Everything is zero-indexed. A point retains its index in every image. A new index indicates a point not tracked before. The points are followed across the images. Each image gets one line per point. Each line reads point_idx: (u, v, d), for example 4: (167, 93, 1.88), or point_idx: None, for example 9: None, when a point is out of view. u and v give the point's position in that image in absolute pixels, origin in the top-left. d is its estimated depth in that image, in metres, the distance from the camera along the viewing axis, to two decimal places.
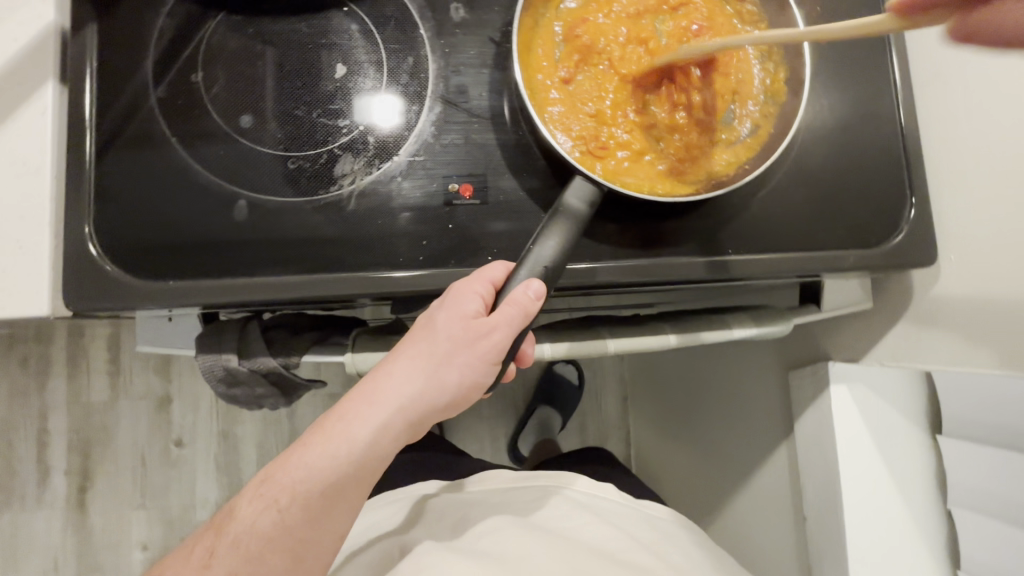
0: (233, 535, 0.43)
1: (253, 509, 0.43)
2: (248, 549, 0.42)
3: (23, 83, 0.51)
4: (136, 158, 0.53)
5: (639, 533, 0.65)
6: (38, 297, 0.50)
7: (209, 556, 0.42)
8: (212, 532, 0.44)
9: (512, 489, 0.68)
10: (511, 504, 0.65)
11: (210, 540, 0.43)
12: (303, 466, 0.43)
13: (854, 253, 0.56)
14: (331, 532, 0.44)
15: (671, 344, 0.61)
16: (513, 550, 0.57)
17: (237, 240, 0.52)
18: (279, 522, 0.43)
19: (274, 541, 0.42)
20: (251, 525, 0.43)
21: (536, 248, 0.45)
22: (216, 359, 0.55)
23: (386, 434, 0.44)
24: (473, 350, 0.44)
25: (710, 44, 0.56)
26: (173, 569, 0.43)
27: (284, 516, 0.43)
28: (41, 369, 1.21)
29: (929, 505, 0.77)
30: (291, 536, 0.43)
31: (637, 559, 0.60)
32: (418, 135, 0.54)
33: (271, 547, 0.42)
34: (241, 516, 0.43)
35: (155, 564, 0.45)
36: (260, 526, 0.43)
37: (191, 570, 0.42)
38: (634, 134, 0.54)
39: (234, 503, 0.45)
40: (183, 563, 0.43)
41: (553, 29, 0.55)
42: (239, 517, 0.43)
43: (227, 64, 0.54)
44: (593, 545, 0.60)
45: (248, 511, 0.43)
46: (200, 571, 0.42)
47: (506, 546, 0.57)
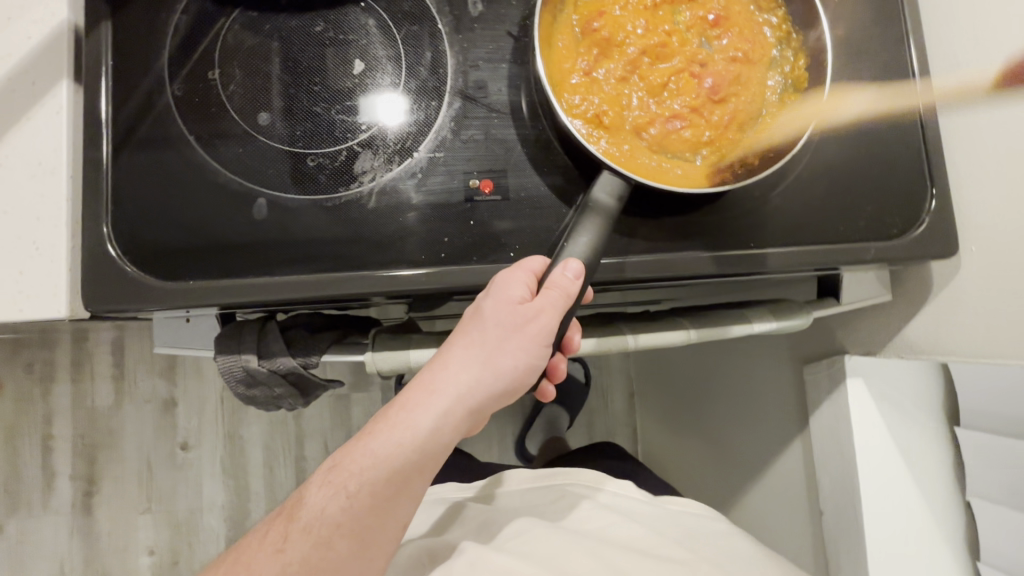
0: (303, 521, 0.42)
1: (322, 495, 0.42)
2: (319, 535, 0.41)
3: (37, 84, 0.51)
4: (152, 156, 0.52)
5: (667, 525, 0.65)
6: (55, 299, 0.49)
7: (282, 541, 0.42)
8: (282, 517, 0.43)
9: (536, 491, 0.69)
10: (536, 507, 0.65)
11: (280, 526, 0.43)
12: (369, 454, 0.42)
13: (875, 246, 0.56)
14: (396, 520, 0.43)
15: (691, 339, 0.61)
16: (543, 550, 0.57)
17: (257, 239, 0.51)
18: (348, 508, 0.42)
19: (343, 527, 0.41)
20: (321, 510, 0.42)
21: (570, 245, 0.44)
22: (235, 360, 0.55)
23: (448, 421, 0.43)
24: (527, 334, 0.43)
25: (731, 35, 0.55)
26: (248, 551, 0.43)
27: (351, 502, 0.42)
28: (46, 373, 1.20)
29: (948, 497, 0.78)
30: (359, 523, 0.42)
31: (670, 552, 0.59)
32: (437, 132, 0.54)
33: (342, 533, 0.41)
34: (310, 502, 0.42)
35: (224, 552, 0.44)
36: (330, 512, 0.42)
37: (265, 555, 0.42)
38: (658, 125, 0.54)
39: (302, 489, 0.44)
40: (258, 547, 0.42)
41: (571, 22, 0.54)
42: (308, 503, 0.42)
43: (243, 61, 0.54)
44: (625, 541, 0.60)
45: (317, 496, 0.42)
46: (273, 556, 0.41)
47: (532, 545, 0.57)
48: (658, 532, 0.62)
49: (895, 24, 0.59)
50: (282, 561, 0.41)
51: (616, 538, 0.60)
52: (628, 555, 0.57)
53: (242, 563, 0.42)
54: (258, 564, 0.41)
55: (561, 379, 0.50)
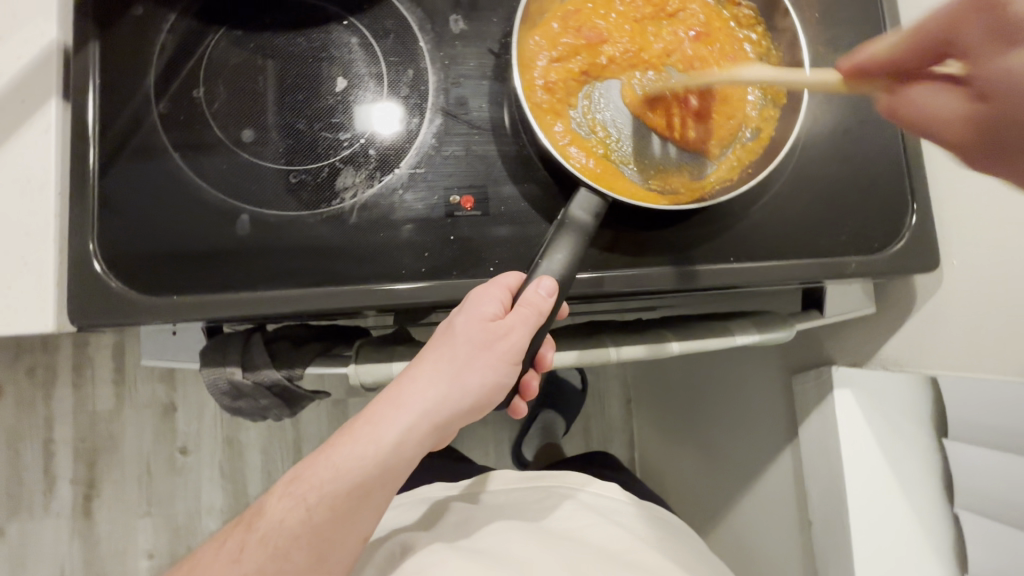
0: (262, 531, 0.43)
1: (283, 506, 0.43)
2: (276, 546, 0.42)
3: (26, 101, 0.51)
4: (140, 172, 0.53)
5: (645, 530, 0.66)
6: (43, 314, 0.50)
7: (237, 551, 0.42)
8: (241, 526, 0.44)
9: (521, 490, 0.69)
10: (520, 505, 0.66)
11: (239, 536, 0.43)
12: (331, 467, 0.43)
13: (856, 260, 0.56)
14: (354, 533, 0.44)
15: (674, 351, 0.61)
16: (523, 552, 0.57)
17: (241, 254, 0.52)
18: (306, 520, 0.42)
19: (301, 539, 0.42)
20: (281, 521, 0.42)
21: (544, 262, 0.45)
22: (220, 371, 0.56)
23: (412, 437, 0.43)
24: (495, 352, 0.44)
25: (711, 51, 0.56)
26: (204, 561, 0.43)
27: (311, 514, 0.42)
28: (47, 378, 1.21)
29: (936, 509, 0.77)
30: (318, 535, 0.42)
31: (645, 559, 0.60)
32: (419, 147, 0.54)
33: (299, 544, 0.42)
34: (270, 513, 0.43)
35: (184, 558, 0.45)
36: (288, 523, 0.42)
37: (219, 565, 0.42)
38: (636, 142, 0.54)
39: (263, 500, 0.45)
40: (213, 557, 0.42)
41: (551, 36, 0.55)
42: (268, 513, 0.43)
43: (228, 80, 0.55)
44: (603, 546, 0.61)
45: (277, 508, 0.43)
46: (228, 566, 0.42)
47: (514, 547, 0.58)
48: (636, 539, 0.63)
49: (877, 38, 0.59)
50: (236, 571, 0.41)
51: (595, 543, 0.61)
52: (607, 560, 0.58)
53: (198, 571, 0.42)
54: (211, 574, 0.41)
55: (533, 396, 0.51)
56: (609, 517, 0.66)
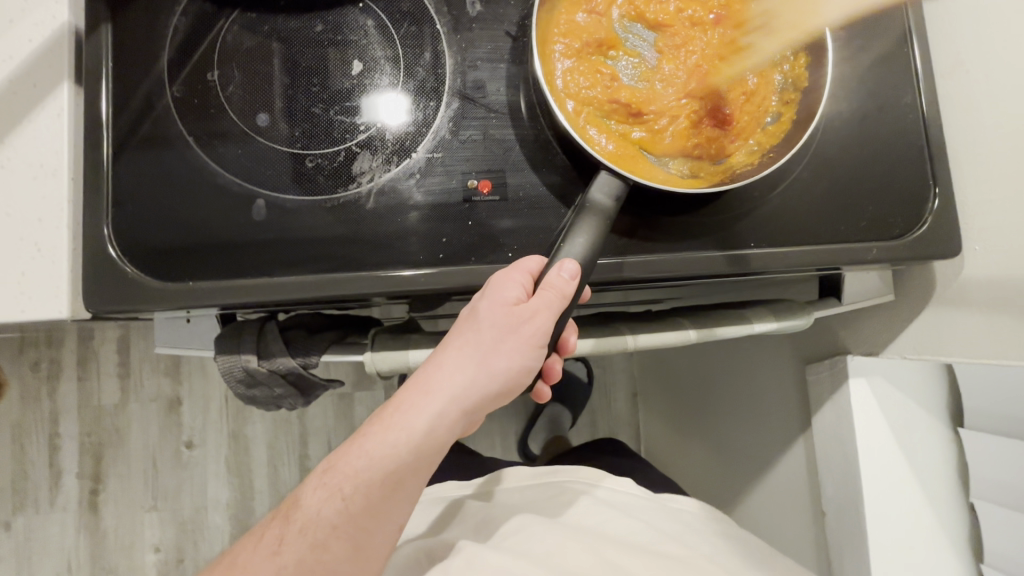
0: (299, 523, 0.42)
1: (317, 497, 0.43)
2: (315, 537, 0.41)
3: (37, 84, 0.51)
4: (152, 158, 0.52)
5: (665, 522, 0.65)
6: (57, 300, 0.50)
7: (278, 543, 0.42)
8: (278, 520, 0.44)
9: (536, 490, 0.69)
10: (536, 505, 0.65)
11: (276, 529, 0.43)
12: (364, 455, 0.42)
13: (876, 245, 0.55)
14: (392, 522, 0.43)
15: (691, 338, 0.61)
16: (540, 546, 0.57)
17: (257, 240, 0.52)
18: (343, 510, 0.42)
19: (338, 529, 0.42)
20: (317, 512, 0.42)
21: (567, 245, 0.44)
22: (234, 359, 0.55)
23: (442, 423, 0.43)
24: (520, 336, 0.43)
25: (731, 34, 0.55)
26: (245, 554, 0.43)
27: (346, 504, 0.42)
28: (53, 372, 1.21)
29: (951, 500, 0.77)
30: (354, 525, 0.42)
31: (667, 551, 0.59)
32: (436, 132, 0.54)
33: (336, 535, 0.42)
34: (305, 504, 0.43)
35: (224, 553, 0.44)
36: (326, 514, 0.42)
37: (260, 558, 0.42)
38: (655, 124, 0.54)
39: (297, 492, 0.44)
40: (253, 550, 0.42)
41: (567, 17, 0.54)
42: (304, 505, 0.43)
43: (241, 63, 0.54)
44: (622, 540, 0.60)
45: (313, 498, 0.43)
46: (269, 559, 0.41)
47: (530, 541, 0.57)
48: (655, 531, 0.62)
49: (896, 21, 0.59)
50: (278, 563, 0.41)
51: (615, 537, 0.60)
52: (626, 553, 0.57)
53: (237, 565, 0.42)
54: (253, 567, 0.41)
55: (556, 380, 0.50)
56: (625, 509, 0.66)
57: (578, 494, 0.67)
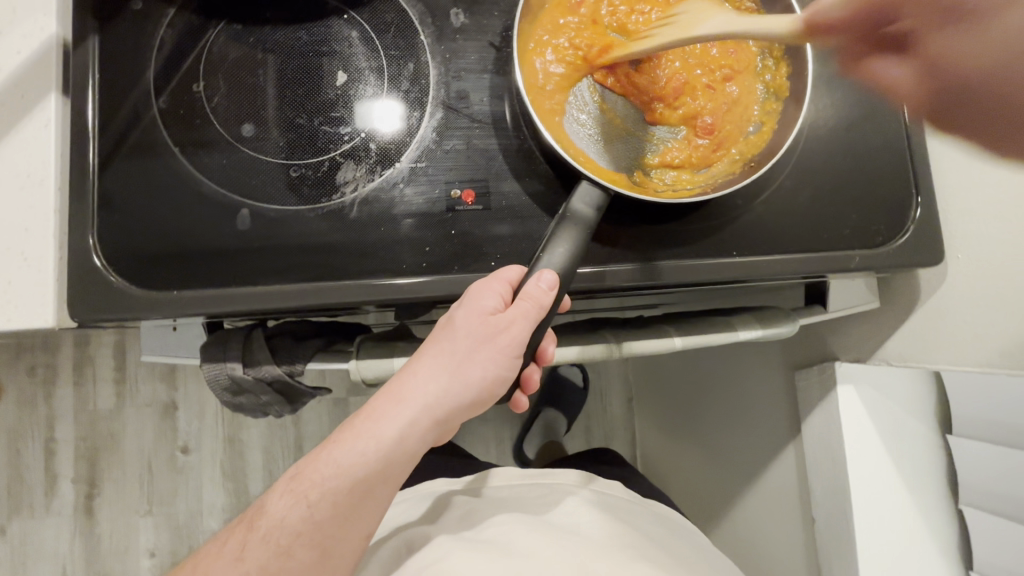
0: (263, 529, 0.43)
1: (283, 504, 0.43)
2: (278, 544, 0.42)
3: (25, 95, 0.52)
4: (138, 167, 0.53)
5: (647, 527, 0.65)
6: (43, 309, 0.50)
7: (241, 549, 0.42)
8: (244, 526, 0.44)
9: (523, 487, 0.69)
10: (522, 501, 0.66)
11: (241, 534, 0.43)
12: (332, 463, 0.42)
13: (859, 253, 0.56)
14: (358, 530, 0.44)
15: (676, 346, 0.61)
16: (521, 540, 0.57)
17: (241, 249, 0.52)
18: (308, 517, 0.42)
19: (303, 537, 0.42)
20: (281, 519, 0.42)
21: (546, 255, 0.45)
22: (221, 367, 0.55)
23: (413, 432, 0.43)
24: (496, 346, 0.43)
25: (713, 44, 0.56)
26: (210, 557, 0.43)
27: (311, 512, 0.42)
28: (49, 377, 1.21)
29: (940, 506, 0.77)
30: (319, 532, 0.42)
31: (648, 553, 0.59)
32: (420, 141, 0.54)
33: (300, 542, 0.42)
34: (271, 511, 0.43)
35: (191, 557, 0.46)
36: (290, 521, 0.42)
37: (224, 562, 0.42)
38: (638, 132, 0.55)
39: (264, 498, 0.45)
40: (217, 555, 0.43)
41: (548, 28, 0.54)
42: (269, 511, 0.43)
43: (227, 74, 0.55)
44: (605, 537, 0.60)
45: (278, 505, 0.43)
46: (232, 564, 0.42)
47: (511, 536, 0.58)
48: (639, 535, 0.62)
49: None
50: (240, 569, 0.42)
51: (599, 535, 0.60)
52: (610, 551, 0.57)
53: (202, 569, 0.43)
54: (216, 571, 0.42)
55: (534, 390, 0.50)
56: (611, 510, 0.66)
57: (565, 494, 0.67)
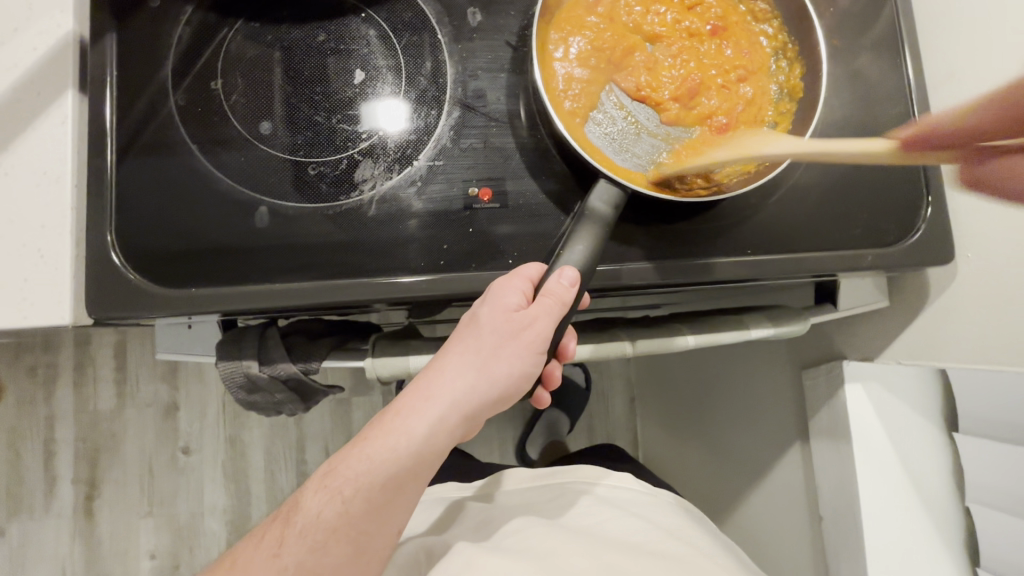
0: (298, 526, 0.42)
1: (318, 500, 0.43)
2: (314, 540, 0.42)
3: (40, 92, 0.51)
4: (155, 165, 0.53)
5: (666, 520, 0.65)
6: (59, 307, 0.50)
7: (277, 545, 0.42)
8: (278, 523, 0.44)
9: (535, 490, 0.69)
10: (536, 505, 0.66)
11: (276, 531, 0.43)
12: (364, 459, 0.42)
13: (871, 252, 0.56)
14: (391, 525, 0.44)
15: (689, 345, 0.61)
16: (536, 545, 0.57)
17: (258, 246, 0.52)
18: (344, 512, 0.42)
19: (339, 532, 0.42)
20: (316, 515, 0.42)
21: (567, 252, 0.45)
22: (237, 365, 0.55)
23: (444, 427, 0.43)
24: (520, 342, 0.44)
25: (727, 45, 0.56)
26: (244, 555, 0.43)
27: (347, 508, 0.42)
28: (50, 377, 1.20)
29: (947, 503, 0.78)
30: (354, 528, 0.42)
31: (667, 550, 0.59)
32: (437, 140, 0.54)
33: (336, 538, 0.42)
34: (306, 507, 0.43)
35: (224, 554, 0.44)
36: (325, 517, 0.42)
37: (260, 560, 0.42)
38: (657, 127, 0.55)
39: (298, 495, 0.44)
40: (253, 552, 0.42)
41: (565, 30, 0.55)
42: (303, 508, 0.43)
43: (244, 72, 0.55)
44: (621, 539, 0.60)
45: (313, 502, 0.43)
46: (268, 561, 0.41)
47: (527, 542, 0.58)
48: (657, 530, 0.62)
49: (889, 32, 0.60)
50: (277, 566, 0.41)
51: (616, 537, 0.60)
52: (628, 553, 0.57)
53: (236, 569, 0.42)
54: (253, 569, 0.41)
55: (555, 386, 0.51)
56: (626, 508, 0.66)
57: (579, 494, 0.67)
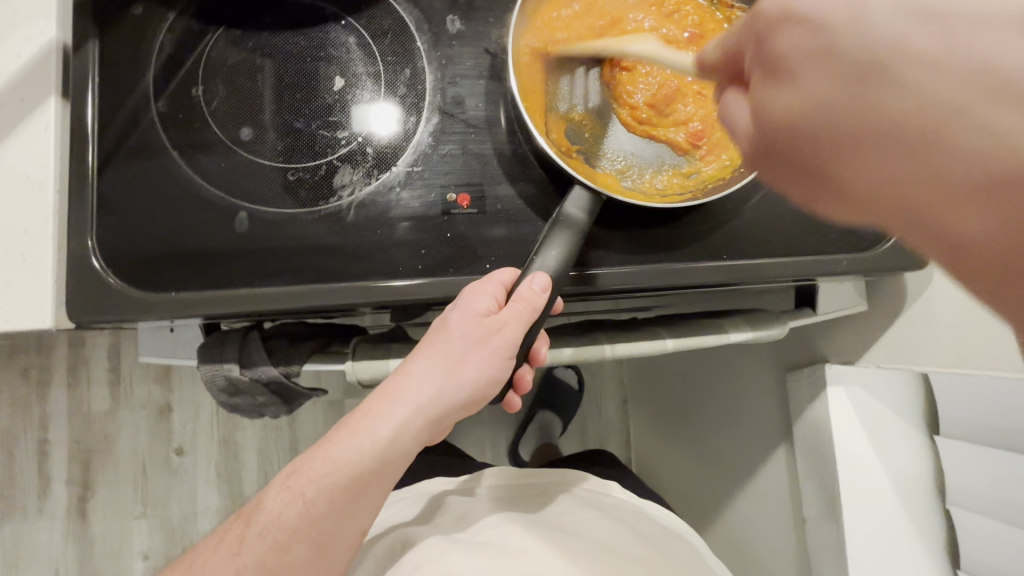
0: (259, 525, 0.43)
1: (280, 500, 0.43)
2: (274, 540, 0.42)
3: (25, 98, 0.52)
4: (137, 171, 0.53)
5: (643, 526, 0.66)
6: (41, 310, 0.50)
7: (238, 544, 0.43)
8: (242, 521, 0.45)
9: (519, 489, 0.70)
10: (519, 504, 0.66)
11: (239, 528, 0.44)
12: (328, 460, 0.43)
13: (846, 257, 0.57)
14: (353, 526, 0.44)
15: (668, 348, 0.62)
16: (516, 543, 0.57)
17: (238, 251, 0.53)
18: (304, 513, 0.43)
19: (299, 533, 0.42)
20: (278, 515, 0.43)
21: (538, 258, 0.45)
22: (218, 368, 0.56)
23: (408, 431, 0.44)
24: (489, 347, 0.44)
25: (704, 53, 0.57)
26: (209, 552, 0.44)
27: (308, 508, 0.42)
28: (43, 379, 1.21)
29: (928, 507, 0.78)
30: (315, 529, 0.43)
31: (642, 554, 0.60)
32: (416, 146, 0.55)
33: (296, 538, 0.42)
34: (268, 506, 0.44)
35: (188, 551, 0.46)
36: (287, 517, 0.43)
37: (222, 556, 0.43)
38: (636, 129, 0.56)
39: (262, 494, 0.45)
40: (216, 549, 0.44)
41: (544, 37, 0.55)
42: (266, 507, 0.44)
43: (226, 78, 0.55)
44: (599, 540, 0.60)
45: (276, 501, 0.44)
46: (230, 559, 0.42)
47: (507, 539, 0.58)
48: (633, 535, 0.63)
49: None
50: (238, 563, 0.42)
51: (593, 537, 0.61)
52: (602, 554, 0.58)
53: (199, 565, 0.43)
54: (215, 566, 0.42)
55: (526, 391, 0.51)
56: (605, 511, 0.67)
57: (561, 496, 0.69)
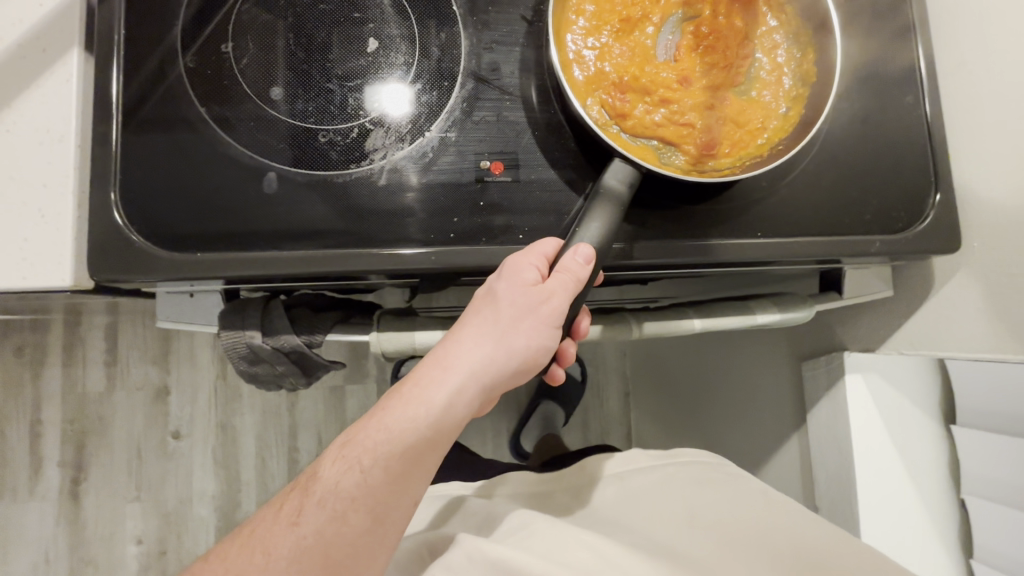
0: (317, 495, 0.41)
1: (336, 470, 0.42)
2: (333, 509, 0.40)
3: (45, 50, 0.51)
4: (157, 127, 0.51)
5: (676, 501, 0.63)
6: (59, 268, 0.49)
7: (297, 514, 0.41)
8: (296, 492, 0.42)
9: (536, 491, 0.68)
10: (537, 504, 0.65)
11: (295, 500, 0.42)
12: (383, 429, 0.42)
13: (879, 238, 0.57)
14: (409, 497, 0.42)
15: (695, 328, 0.62)
16: (539, 544, 0.56)
17: (266, 212, 0.51)
18: (362, 483, 0.41)
19: (358, 502, 0.41)
20: (335, 484, 0.41)
21: (581, 230, 0.45)
22: (239, 336, 0.55)
23: (463, 398, 0.43)
24: (539, 316, 0.43)
25: (743, 27, 0.56)
26: (264, 524, 0.41)
27: (365, 477, 0.41)
28: (38, 357, 1.18)
29: (941, 494, 0.79)
30: (373, 499, 0.41)
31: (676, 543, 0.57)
32: (449, 112, 0.54)
33: (355, 508, 0.41)
34: (324, 476, 0.42)
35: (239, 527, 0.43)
36: (345, 486, 0.41)
37: (281, 528, 0.40)
38: (673, 100, 0.54)
39: (316, 464, 0.43)
40: (273, 521, 0.41)
41: (584, 7, 0.55)
42: (322, 477, 0.42)
43: (256, 35, 0.54)
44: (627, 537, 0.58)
45: (332, 471, 0.42)
46: (289, 529, 0.40)
47: (529, 538, 0.56)
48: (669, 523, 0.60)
49: (901, 21, 0.60)
50: (298, 534, 0.40)
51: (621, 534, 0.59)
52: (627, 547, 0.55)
53: (255, 540, 0.41)
54: (273, 538, 0.40)
55: (571, 362, 0.50)
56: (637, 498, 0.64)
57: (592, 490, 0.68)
